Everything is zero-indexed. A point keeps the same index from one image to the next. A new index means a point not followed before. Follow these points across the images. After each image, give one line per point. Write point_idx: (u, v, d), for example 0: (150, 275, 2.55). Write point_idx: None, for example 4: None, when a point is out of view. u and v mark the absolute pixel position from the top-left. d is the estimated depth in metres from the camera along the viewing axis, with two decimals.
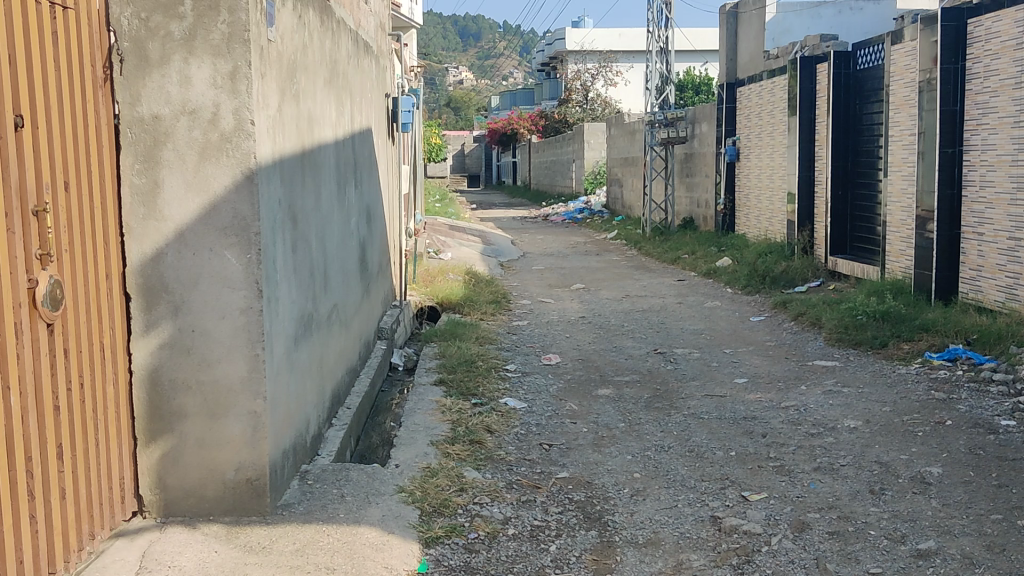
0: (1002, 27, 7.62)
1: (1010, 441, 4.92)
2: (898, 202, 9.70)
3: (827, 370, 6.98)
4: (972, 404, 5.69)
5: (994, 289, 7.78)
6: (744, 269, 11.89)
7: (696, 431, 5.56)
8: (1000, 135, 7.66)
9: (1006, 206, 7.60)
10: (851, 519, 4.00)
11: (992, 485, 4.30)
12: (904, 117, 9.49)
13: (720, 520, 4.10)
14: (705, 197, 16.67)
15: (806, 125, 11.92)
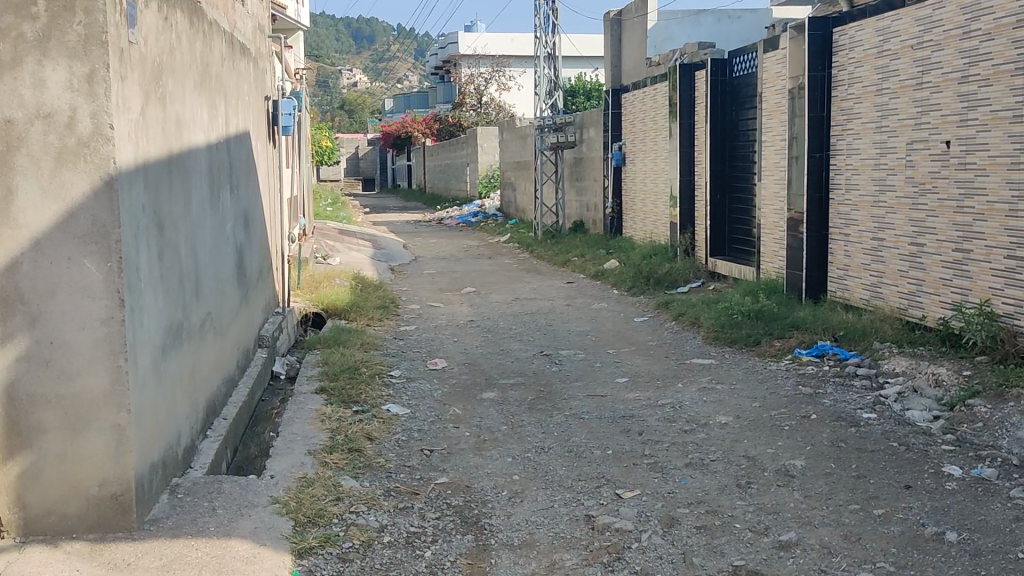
0: (864, 36, 7.94)
1: (870, 433, 5.14)
2: (772, 204, 10.03)
3: (704, 368, 7.16)
4: (837, 398, 5.92)
5: (860, 288, 8.11)
6: (630, 271, 12.11)
7: (575, 432, 5.64)
8: (863, 140, 7.98)
9: (870, 207, 7.92)
10: (718, 514, 4.11)
11: (852, 476, 4.48)
12: (776, 122, 9.81)
13: (594, 519, 4.16)
14: (594, 201, 16.92)
15: (688, 131, 12.21)
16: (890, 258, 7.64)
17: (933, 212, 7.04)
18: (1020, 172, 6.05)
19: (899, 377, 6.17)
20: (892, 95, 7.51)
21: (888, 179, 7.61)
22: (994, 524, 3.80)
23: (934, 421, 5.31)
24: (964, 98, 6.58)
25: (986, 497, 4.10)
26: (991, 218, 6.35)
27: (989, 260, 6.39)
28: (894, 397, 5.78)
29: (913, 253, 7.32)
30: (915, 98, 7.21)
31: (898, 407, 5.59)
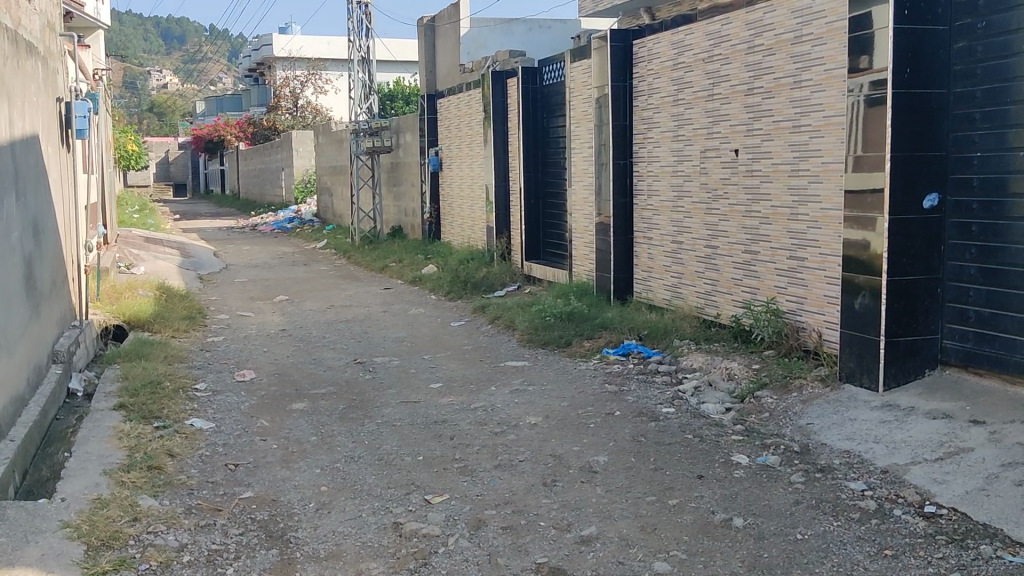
0: (661, 49, 8.31)
1: (668, 427, 5.39)
2: (581, 209, 10.31)
3: (517, 370, 7.30)
4: (640, 394, 6.17)
5: (662, 288, 8.48)
6: (447, 276, 12.16)
7: (387, 439, 5.62)
8: (662, 148, 8.34)
9: (669, 212, 8.29)
10: (523, 513, 4.20)
11: (650, 469, 4.68)
12: (584, 130, 10.12)
13: (402, 526, 4.17)
14: (411, 206, 16.93)
15: (502, 137, 12.45)
16: (688, 259, 8.02)
17: (725, 215, 7.43)
18: (799, 179, 6.45)
19: (696, 372, 6.49)
20: (687, 106, 7.89)
21: (685, 185, 7.99)
22: (776, 509, 4.05)
23: (726, 413, 5.61)
24: (751, 109, 6.98)
25: (769, 483, 4.37)
26: (775, 221, 6.76)
27: (775, 260, 6.81)
28: (691, 391, 6.07)
29: (708, 255, 7.71)
30: (707, 108, 7.59)
31: (694, 401, 5.88)
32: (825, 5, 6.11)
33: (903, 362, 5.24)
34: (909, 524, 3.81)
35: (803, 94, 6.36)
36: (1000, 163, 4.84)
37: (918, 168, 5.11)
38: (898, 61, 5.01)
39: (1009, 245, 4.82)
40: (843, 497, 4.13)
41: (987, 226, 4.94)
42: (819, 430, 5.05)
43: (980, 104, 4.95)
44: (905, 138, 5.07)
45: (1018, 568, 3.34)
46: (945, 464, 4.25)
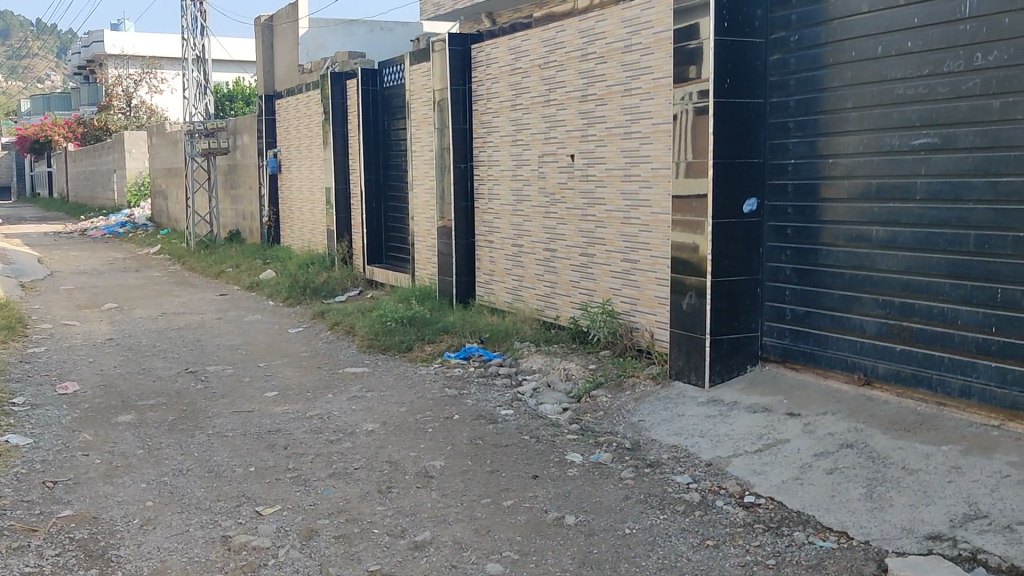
0: (498, 54, 8.39)
1: (505, 428, 5.42)
2: (422, 213, 10.27)
3: (356, 376, 7.20)
4: (479, 397, 6.18)
5: (503, 292, 8.56)
6: (285, 281, 11.87)
7: (218, 451, 5.44)
8: (501, 152, 8.43)
9: (510, 215, 8.37)
10: (357, 521, 4.15)
11: (486, 471, 4.70)
12: (424, 133, 10.09)
13: (230, 539, 4.04)
14: (250, 209, 16.48)
15: (342, 140, 12.29)
16: (528, 262, 8.11)
17: (563, 219, 7.55)
18: (632, 184, 6.57)
19: (535, 373, 6.57)
20: (525, 111, 7.99)
21: (524, 189, 8.09)
22: (606, 505, 4.12)
23: (563, 413, 5.70)
24: (585, 115, 7.11)
25: (601, 480, 4.45)
26: (609, 224, 6.89)
27: (609, 263, 6.91)
28: (530, 393, 6.12)
29: (546, 258, 7.81)
30: (544, 113, 7.70)
31: (532, 402, 5.94)
32: (652, 16, 6.26)
33: (727, 359, 5.46)
34: (730, 514, 3.93)
35: (633, 101, 6.49)
36: (812, 169, 5.10)
37: (739, 174, 5.34)
38: (718, 72, 5.23)
39: (819, 246, 5.08)
40: (670, 491, 4.24)
41: (801, 229, 5.20)
42: (649, 427, 5.20)
43: (794, 113, 5.22)
44: (726, 146, 5.28)
45: (827, 552, 3.50)
46: (764, 455, 4.44)
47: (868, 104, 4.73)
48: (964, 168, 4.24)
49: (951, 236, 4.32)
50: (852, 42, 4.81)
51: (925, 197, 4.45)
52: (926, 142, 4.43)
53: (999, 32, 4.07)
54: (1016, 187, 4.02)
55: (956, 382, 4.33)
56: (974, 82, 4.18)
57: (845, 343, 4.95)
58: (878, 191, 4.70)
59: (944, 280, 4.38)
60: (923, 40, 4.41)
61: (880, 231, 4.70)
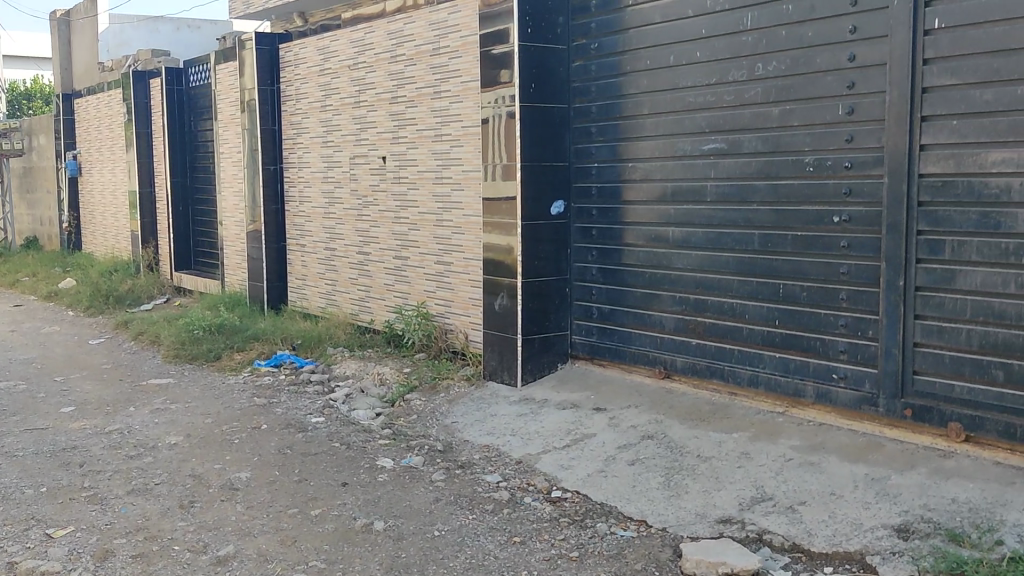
0: (307, 55, 8.26)
1: (315, 436, 5.32)
2: (232, 217, 9.95)
3: (160, 388, 6.90)
4: (290, 405, 6.05)
5: (316, 296, 8.41)
6: (85, 290, 11.24)
7: (4, 472, 5.09)
8: (312, 154, 8.29)
9: (322, 218, 8.24)
10: (156, 539, 3.98)
11: (294, 481, 4.60)
12: (232, 135, 9.80)
13: (16, 565, 3.79)
14: (47, 214, 15.52)
15: (146, 141, 11.78)
16: (342, 266, 7.99)
17: (375, 222, 7.49)
18: (443, 187, 6.59)
19: (348, 379, 6.49)
20: (335, 112, 7.89)
21: (336, 192, 7.98)
22: (416, 508, 4.12)
23: (376, 418, 5.64)
24: (395, 117, 7.09)
25: (411, 484, 4.43)
26: (421, 227, 6.88)
27: (423, 266, 6.90)
28: (342, 399, 6.04)
29: (359, 262, 7.73)
30: (354, 115, 7.63)
31: (345, 408, 5.87)
32: (459, 19, 6.31)
33: (537, 359, 5.56)
34: (537, 510, 4.01)
35: (442, 104, 6.52)
36: (612, 173, 5.26)
37: (545, 177, 5.45)
38: (523, 76, 5.33)
39: (621, 247, 5.25)
40: (479, 490, 4.28)
41: (603, 230, 5.36)
42: (461, 428, 5.23)
43: (595, 118, 5.37)
44: (532, 149, 5.39)
45: (628, 541, 3.62)
46: (571, 450, 4.55)
47: (662, 111, 4.94)
48: (749, 171, 4.50)
49: (739, 236, 4.57)
50: (647, 51, 5.01)
51: (714, 199, 4.68)
52: (715, 146, 4.66)
53: (776, 43, 4.34)
54: (794, 189, 4.30)
55: (745, 373, 4.59)
56: (756, 90, 4.44)
57: (646, 339, 5.14)
58: (673, 194, 4.90)
59: (733, 277, 4.62)
60: (709, 50, 4.65)
61: (675, 231, 4.91)
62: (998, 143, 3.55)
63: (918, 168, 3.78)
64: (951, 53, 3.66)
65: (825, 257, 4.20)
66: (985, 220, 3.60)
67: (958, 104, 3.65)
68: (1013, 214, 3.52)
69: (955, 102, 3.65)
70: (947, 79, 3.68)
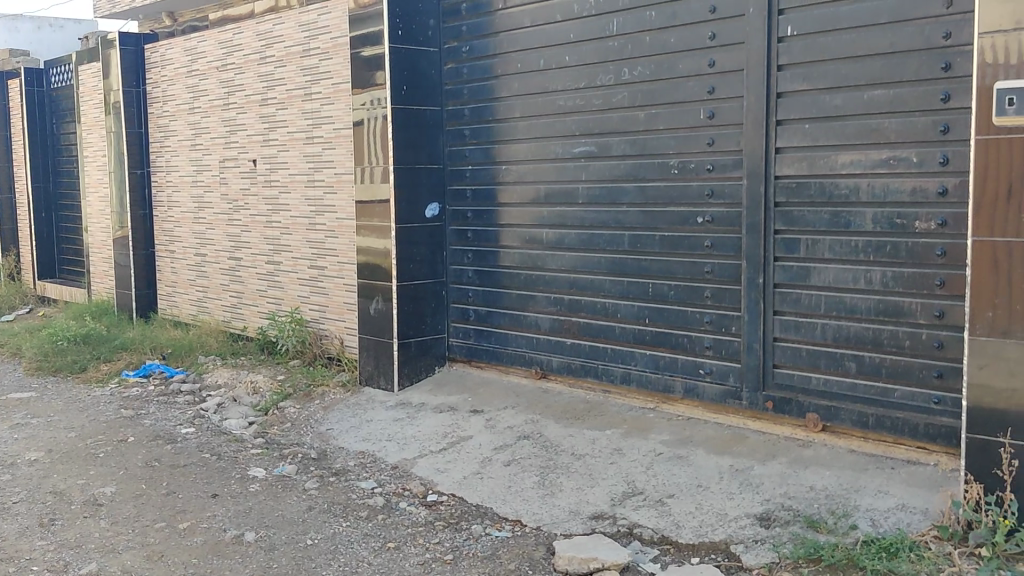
0: (173, 55, 8.03)
1: (185, 447, 5.18)
2: (98, 223, 9.59)
3: (20, 403, 6.60)
4: (158, 417, 5.87)
5: (187, 304, 8.19)
6: None
7: None
8: (181, 157, 8.07)
9: (192, 224, 8.02)
10: (13, 560, 3.81)
11: (161, 494, 4.47)
12: (97, 138, 9.44)
13: None
14: None
15: (5, 144, 11.24)
16: (213, 272, 7.80)
17: (246, 227, 7.34)
18: (315, 190, 6.50)
19: (220, 389, 6.33)
20: (204, 114, 7.69)
21: (205, 196, 7.79)
22: (288, 517, 4.06)
23: (248, 427, 5.52)
24: (265, 119, 6.96)
25: (284, 493, 4.36)
26: (294, 231, 6.77)
27: (296, 271, 6.79)
28: (213, 409, 5.89)
29: (231, 267, 7.56)
30: (223, 117, 7.46)
31: (217, 417, 5.72)
32: (330, 21, 6.23)
33: (413, 362, 5.54)
34: (411, 515, 4.00)
35: (313, 106, 6.43)
36: (486, 175, 5.29)
37: (418, 180, 5.44)
38: (394, 79, 5.31)
39: (496, 249, 5.28)
40: (353, 497, 4.24)
41: (478, 233, 5.38)
42: (336, 435, 5.16)
43: (468, 121, 5.39)
44: (404, 152, 5.38)
45: (501, 541, 3.65)
46: (447, 453, 4.55)
47: (534, 114, 5.00)
48: (617, 174, 4.60)
49: (610, 236, 4.66)
50: (517, 54, 5.06)
51: (586, 201, 4.76)
52: (585, 149, 4.74)
53: (641, 49, 4.45)
54: (660, 191, 4.41)
55: (618, 371, 4.68)
56: (623, 94, 4.54)
57: (522, 340, 5.19)
58: (546, 197, 4.96)
59: (604, 277, 4.71)
60: (578, 54, 4.73)
61: (549, 233, 4.97)
62: (847, 145, 3.72)
63: (774, 170, 3.94)
64: (803, 59, 3.82)
65: (691, 257, 4.32)
66: (836, 219, 3.77)
67: (810, 108, 3.81)
68: (861, 213, 3.70)
69: (808, 106, 3.82)
70: (799, 85, 3.84)
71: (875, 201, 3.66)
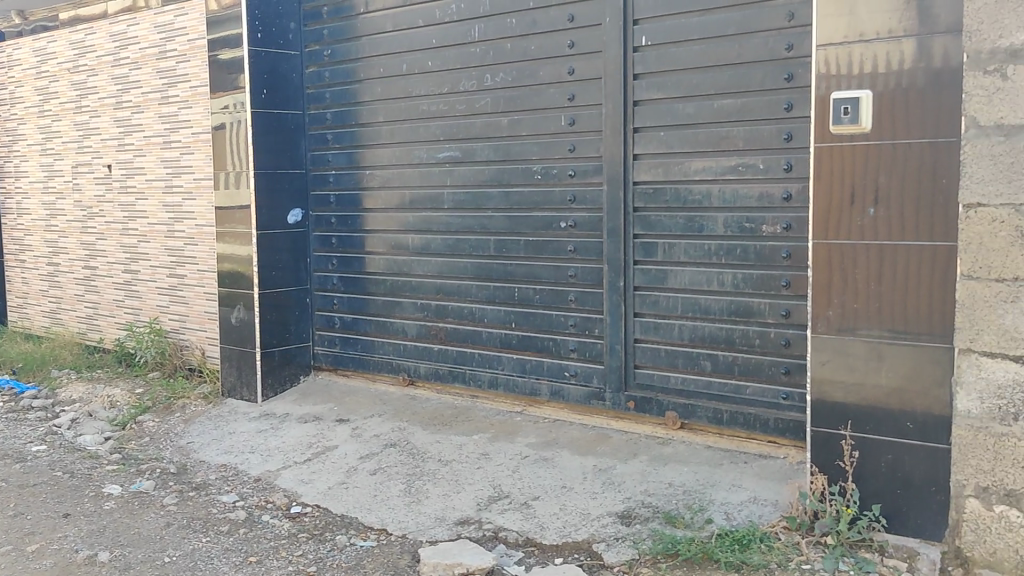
0: (21, 56, 7.67)
1: (35, 466, 4.95)
2: None
3: None
4: (6, 435, 5.58)
5: (39, 316, 7.84)
6: None
7: None
8: (30, 163, 7.71)
9: (43, 232, 7.68)
10: None
11: (8, 516, 4.26)
12: None
13: None
14: None
15: None
16: (66, 282, 7.49)
17: (102, 235, 7.07)
18: (174, 196, 6.31)
19: (74, 404, 6.07)
20: (55, 118, 7.38)
21: (58, 204, 7.47)
22: (145, 536, 3.93)
23: (104, 443, 5.31)
24: (121, 124, 6.72)
25: (141, 510, 4.22)
26: (152, 239, 6.56)
27: (155, 279, 6.58)
28: (67, 425, 5.64)
29: (86, 277, 7.27)
30: (76, 121, 7.17)
31: (70, 434, 5.49)
32: (187, 22, 6.07)
33: (278, 372, 5.44)
34: (275, 527, 3.93)
35: (171, 110, 6.25)
36: (351, 180, 5.25)
37: (280, 186, 5.35)
38: (254, 82, 5.21)
39: (361, 255, 5.24)
40: (214, 512, 4.14)
41: (343, 239, 5.33)
42: (197, 448, 5.02)
43: (331, 125, 5.33)
44: (266, 158, 5.28)
45: (366, 551, 3.61)
46: (312, 463, 4.48)
47: (397, 119, 4.98)
48: (481, 180, 4.63)
49: (475, 242, 4.69)
50: (380, 59, 5.04)
51: (452, 206, 4.78)
52: (449, 155, 4.76)
53: (502, 56, 4.49)
54: (523, 196, 4.47)
55: (484, 375, 4.72)
56: (486, 100, 4.57)
57: (389, 346, 5.16)
58: (411, 203, 4.95)
59: (471, 282, 4.74)
60: (440, 60, 4.74)
61: (414, 238, 4.96)
62: (699, 152, 3.85)
63: (632, 176, 4.05)
64: (656, 68, 3.94)
65: (554, 261, 4.39)
66: (690, 223, 3.90)
67: (664, 116, 3.93)
68: (714, 217, 3.83)
69: (662, 114, 3.94)
70: (654, 93, 3.95)
71: (725, 206, 3.79)
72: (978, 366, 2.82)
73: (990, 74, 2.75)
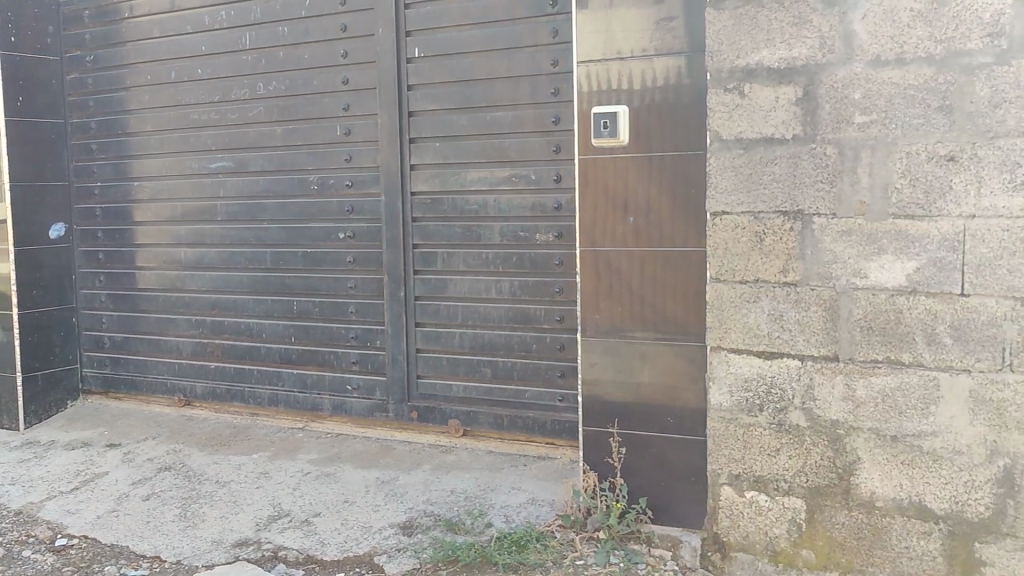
0: None
1: None
2: None
3: None
4: None
5: None
6: None
7: None
8: None
9: None
10: None
11: None
12: None
13: None
14: None
15: None
16: None
17: None
18: None
19: None
20: None
21: None
22: None
23: None
24: None
25: None
26: None
27: None
28: None
29: None
30: None
31: None
32: None
33: (42, 397, 5.12)
34: (36, 563, 3.65)
35: None
36: (118, 193, 5.01)
37: (38, 199, 5.04)
38: (9, 88, 4.87)
39: (131, 271, 5.02)
40: None
41: (111, 254, 5.08)
42: None
43: (95, 134, 5.07)
44: (22, 168, 4.95)
45: None
46: (79, 493, 4.20)
47: (167, 128, 4.81)
48: (255, 190, 4.54)
49: (252, 254, 4.59)
50: (147, 66, 4.84)
51: (226, 218, 4.66)
52: (222, 165, 4.64)
53: (275, 64, 4.42)
54: (299, 208, 4.42)
55: (265, 392, 4.63)
56: (259, 109, 4.49)
57: (163, 366, 4.97)
58: (183, 216, 4.79)
59: (248, 296, 4.63)
60: (211, 67, 4.61)
61: (187, 252, 4.79)
62: (472, 162, 3.93)
63: (409, 187, 4.09)
64: (430, 80, 4.00)
65: (333, 272, 4.36)
66: (468, 232, 3.97)
67: (439, 127, 3.99)
68: (490, 227, 3.92)
69: (437, 126, 3.99)
70: (429, 105, 4.01)
71: (501, 215, 3.89)
72: (727, 362, 2.96)
73: (731, 92, 2.87)
